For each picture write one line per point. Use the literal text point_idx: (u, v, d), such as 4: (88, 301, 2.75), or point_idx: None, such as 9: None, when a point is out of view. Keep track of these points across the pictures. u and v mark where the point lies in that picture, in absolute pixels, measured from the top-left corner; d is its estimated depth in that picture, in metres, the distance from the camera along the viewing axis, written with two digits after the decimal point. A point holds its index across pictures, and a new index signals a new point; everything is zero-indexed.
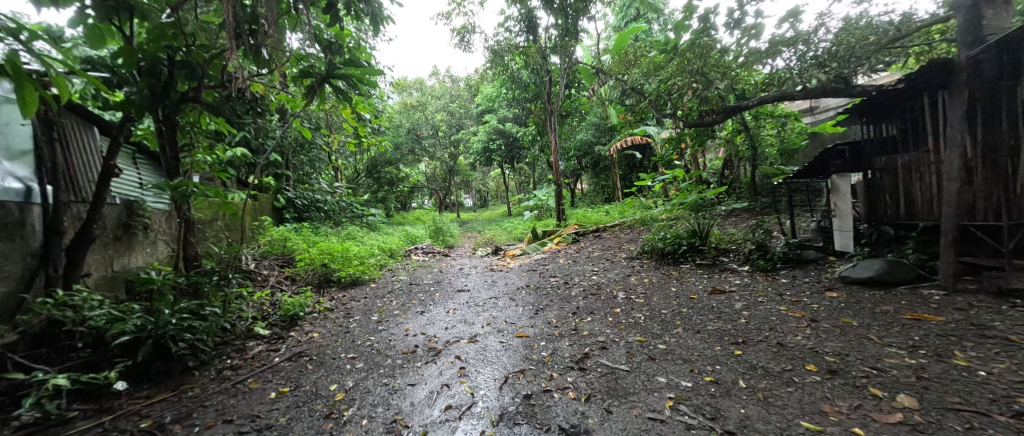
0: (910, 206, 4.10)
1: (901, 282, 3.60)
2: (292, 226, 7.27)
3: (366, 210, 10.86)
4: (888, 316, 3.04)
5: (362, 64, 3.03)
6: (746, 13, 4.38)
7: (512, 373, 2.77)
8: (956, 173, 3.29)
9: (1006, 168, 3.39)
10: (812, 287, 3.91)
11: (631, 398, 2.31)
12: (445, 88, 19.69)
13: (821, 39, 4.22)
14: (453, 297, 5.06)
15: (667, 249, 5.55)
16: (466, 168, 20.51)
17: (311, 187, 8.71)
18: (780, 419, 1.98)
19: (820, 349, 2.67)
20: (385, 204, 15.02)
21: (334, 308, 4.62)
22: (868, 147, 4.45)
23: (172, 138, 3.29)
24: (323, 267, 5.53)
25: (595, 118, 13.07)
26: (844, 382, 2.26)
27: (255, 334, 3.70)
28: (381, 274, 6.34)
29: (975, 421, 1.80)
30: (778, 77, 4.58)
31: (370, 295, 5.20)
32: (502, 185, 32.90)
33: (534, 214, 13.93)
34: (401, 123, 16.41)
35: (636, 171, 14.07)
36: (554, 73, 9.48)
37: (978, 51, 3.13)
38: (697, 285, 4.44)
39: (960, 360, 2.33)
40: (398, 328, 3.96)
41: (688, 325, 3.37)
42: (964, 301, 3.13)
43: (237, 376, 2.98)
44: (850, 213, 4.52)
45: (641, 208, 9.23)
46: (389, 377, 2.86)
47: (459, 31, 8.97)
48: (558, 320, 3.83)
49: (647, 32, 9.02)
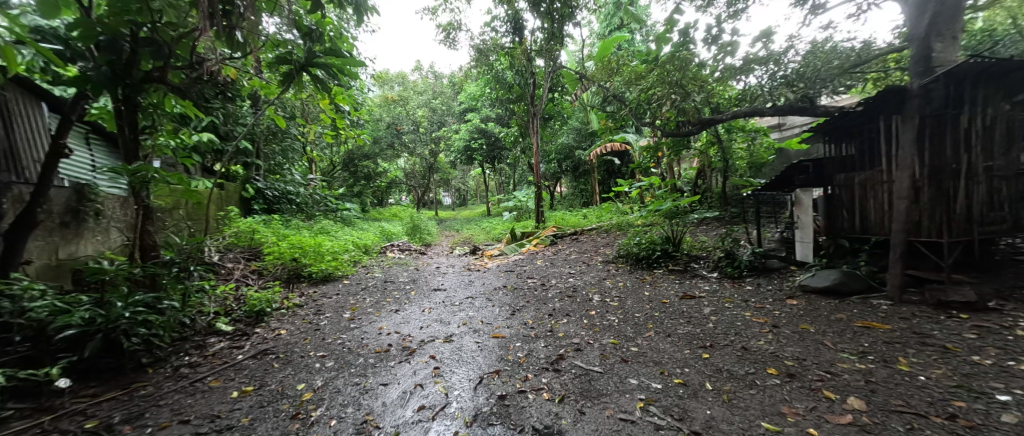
0: (865, 221, 4.38)
1: (854, 292, 3.84)
2: (261, 218, 6.97)
3: (340, 204, 10.56)
4: (841, 323, 3.24)
5: (344, 55, 2.95)
6: (723, 31, 4.57)
7: (487, 373, 2.77)
8: (905, 192, 3.55)
9: (948, 189, 3.68)
10: (774, 294, 4.12)
11: (604, 399, 2.36)
12: (428, 83, 19.50)
13: (790, 60, 4.49)
14: (429, 296, 5.00)
15: (641, 254, 5.71)
16: (446, 166, 20.33)
17: (283, 178, 8.39)
18: (743, 419, 2.08)
19: (780, 353, 2.82)
20: (362, 199, 14.71)
21: (304, 305, 4.46)
22: (830, 164, 4.73)
23: (132, 119, 3.07)
24: (293, 262, 5.33)
25: (576, 123, 13.30)
26: (801, 385, 2.39)
27: (217, 330, 3.53)
28: (355, 270, 6.18)
29: (915, 423, 1.96)
30: (750, 93, 4.79)
31: (342, 292, 5.06)
32: (482, 184, 32.83)
33: (513, 215, 13.97)
34: (381, 117, 16.10)
35: (613, 176, 14.35)
36: (538, 76, 9.51)
37: (929, 81, 3.39)
38: (669, 290, 4.58)
39: (903, 366, 2.51)
40: (371, 327, 3.86)
41: (660, 329, 3.47)
42: (908, 311, 3.37)
43: (196, 374, 2.83)
44: (811, 226, 4.77)
45: (617, 213, 9.46)
46: (360, 377, 2.79)
47: (445, 27, 8.88)
48: (534, 321, 3.86)
49: (629, 42, 9.25)
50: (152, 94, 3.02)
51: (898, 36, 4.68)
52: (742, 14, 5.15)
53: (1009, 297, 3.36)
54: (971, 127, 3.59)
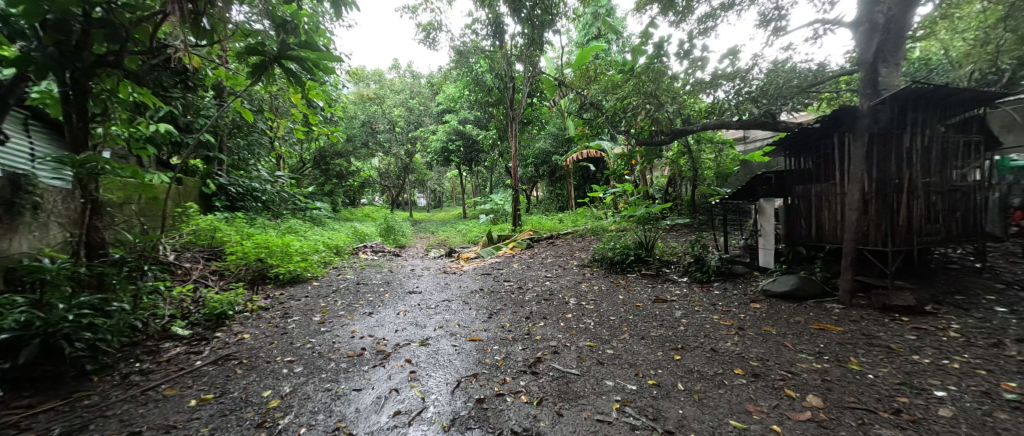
0: (820, 229, 4.67)
1: (810, 296, 4.10)
2: (224, 215, 6.59)
3: (310, 203, 10.18)
4: (800, 325, 3.45)
5: (319, 48, 2.83)
6: (695, 46, 4.79)
7: (465, 377, 2.74)
8: (855, 204, 3.83)
9: (893, 203, 3.99)
10: (739, 298, 4.33)
11: (581, 401, 2.39)
12: (405, 82, 19.18)
13: (754, 78, 4.81)
14: (404, 299, 4.89)
15: (616, 259, 5.86)
16: (422, 167, 20.04)
17: (248, 174, 7.99)
18: (712, 418, 2.17)
19: (745, 354, 2.97)
20: (332, 198, 14.24)
21: (269, 307, 4.25)
22: (790, 177, 5.03)
23: (81, 105, 2.83)
24: (258, 263, 5.07)
25: (554, 129, 13.49)
26: (765, 383, 2.53)
27: (173, 334, 3.32)
28: (325, 271, 5.97)
29: (866, 418, 2.11)
30: (718, 107, 5.05)
31: (311, 294, 4.86)
32: (457, 186, 32.58)
33: (489, 218, 13.94)
34: (356, 115, 15.64)
35: (589, 182, 14.66)
36: (518, 81, 9.53)
37: (877, 102, 3.70)
38: (642, 294, 4.73)
39: (854, 365, 2.71)
40: (343, 330, 3.73)
41: (634, 331, 3.57)
42: (857, 314, 3.63)
43: (148, 382, 2.63)
44: (772, 233, 5.05)
45: (593, 218, 9.67)
46: (332, 383, 2.68)
47: (425, 27, 8.79)
48: (511, 325, 3.86)
49: (606, 52, 9.49)
50: (105, 79, 2.79)
51: (850, 60, 5.12)
52: (712, 32, 5.43)
53: (943, 302, 3.70)
54: (912, 146, 3.93)
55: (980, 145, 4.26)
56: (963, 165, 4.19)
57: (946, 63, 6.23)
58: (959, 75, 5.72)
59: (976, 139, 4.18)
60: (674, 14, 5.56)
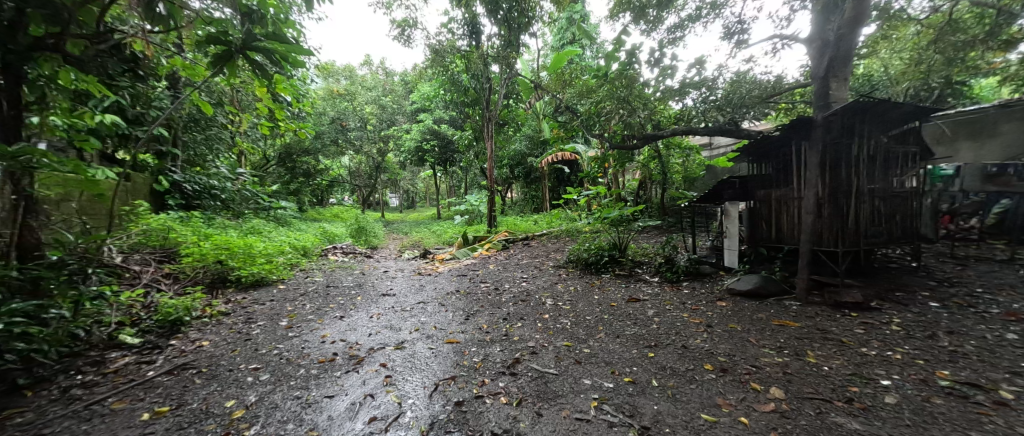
0: (779, 231, 4.95)
1: (770, 294, 4.34)
2: (178, 214, 6.14)
3: (275, 202, 9.71)
4: (762, 322, 3.65)
5: (288, 41, 2.71)
6: (665, 55, 4.99)
7: (442, 380, 2.69)
8: (810, 208, 4.10)
9: (843, 207, 4.30)
10: (707, 297, 4.52)
11: (560, 401, 2.42)
12: (378, 79, 18.72)
13: (719, 87, 5.05)
14: (377, 301, 4.76)
15: (590, 260, 5.98)
16: (395, 166, 19.62)
17: (206, 171, 7.51)
18: (685, 412, 2.26)
19: (714, 350, 3.10)
20: (299, 197, 13.67)
21: (231, 313, 4.01)
22: (752, 181, 5.30)
23: (16, 91, 2.54)
24: (218, 265, 4.77)
25: (529, 131, 13.61)
26: (732, 378, 2.65)
27: (121, 343, 3.06)
28: (292, 274, 5.71)
29: (823, 407, 2.26)
30: (686, 114, 5.27)
31: (277, 298, 4.63)
32: (430, 186, 32.13)
33: (464, 219, 13.81)
34: (325, 111, 15.11)
35: (563, 184, 14.84)
36: (494, 82, 9.50)
37: (829, 114, 3.98)
38: (616, 293, 4.84)
39: (811, 358, 2.90)
40: (313, 335, 3.58)
41: (609, 330, 3.65)
42: (813, 310, 3.88)
43: (93, 396, 2.41)
44: (736, 235, 5.29)
45: (567, 219, 9.83)
46: (301, 390, 2.56)
47: (400, 24, 8.62)
48: (489, 326, 3.84)
49: (581, 57, 9.71)
50: (43, 65, 2.53)
51: (804, 74, 5.49)
52: (680, 42, 5.66)
53: (885, 298, 4.03)
54: (858, 155, 4.26)
55: (915, 155, 4.68)
56: (902, 174, 4.59)
57: (885, 80, 6.82)
58: (897, 91, 6.27)
59: (912, 151, 4.59)
60: (645, 23, 5.74)
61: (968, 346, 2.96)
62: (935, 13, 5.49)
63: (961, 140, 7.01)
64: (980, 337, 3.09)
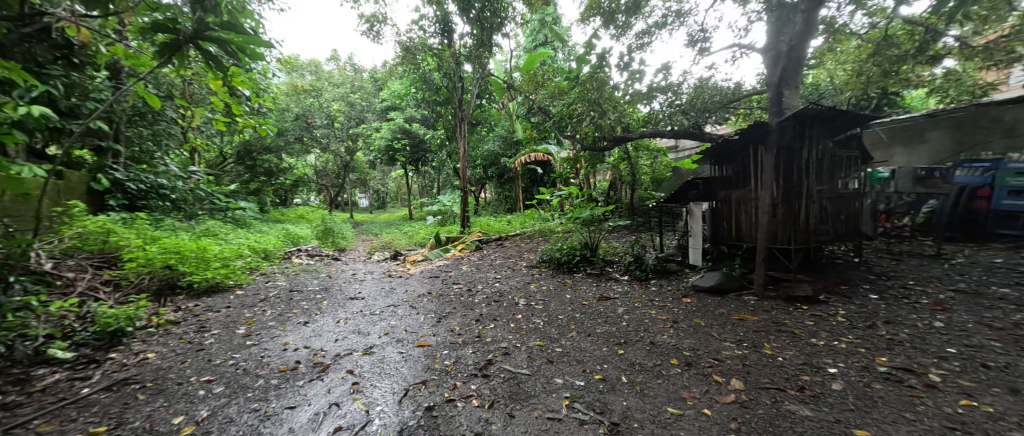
0: (738, 230, 5.20)
1: (731, 290, 4.55)
2: (120, 216, 5.66)
3: (232, 203, 9.16)
4: (723, 317, 3.82)
5: (246, 31, 2.55)
6: (633, 60, 5.12)
7: (412, 385, 2.62)
8: (766, 207, 4.33)
9: (795, 207, 4.58)
10: (673, 294, 4.68)
11: (533, 401, 2.41)
12: (346, 76, 18.13)
13: (684, 92, 5.26)
14: (345, 305, 4.59)
15: (563, 259, 6.06)
16: (364, 166, 19.04)
17: (153, 170, 6.96)
18: (653, 407, 2.32)
19: (680, 345, 3.21)
20: (260, 197, 13.00)
21: (181, 321, 3.73)
22: (714, 183, 5.53)
23: None
24: (167, 270, 4.43)
25: (502, 131, 13.63)
26: (697, 371, 2.75)
27: (50, 359, 2.76)
28: (251, 279, 5.40)
29: (778, 396, 2.39)
30: (654, 117, 5.44)
31: (233, 305, 4.35)
32: (402, 186, 31.46)
33: (437, 220, 13.58)
34: (288, 107, 14.43)
35: (536, 184, 14.93)
36: (466, 81, 9.39)
37: (783, 119, 4.22)
38: (587, 292, 4.92)
39: (767, 349, 3.06)
40: (273, 343, 3.39)
41: (581, 329, 3.70)
42: (769, 304, 4.10)
43: (14, 418, 2.16)
44: (700, 233, 5.50)
45: (540, 220, 9.90)
46: (260, 402, 2.42)
47: (368, 19, 8.38)
48: (461, 328, 3.79)
49: (553, 58, 9.82)
50: None
51: (761, 82, 5.81)
52: (648, 47, 5.84)
53: (832, 292, 4.33)
54: (808, 159, 4.54)
55: (857, 159, 5.07)
56: (845, 176, 4.95)
57: (831, 89, 7.36)
58: (841, 100, 6.77)
59: (854, 155, 4.96)
60: (614, 28, 5.88)
61: (902, 334, 3.23)
62: (873, 29, 5.98)
63: (895, 146, 7.62)
64: (913, 325, 3.38)
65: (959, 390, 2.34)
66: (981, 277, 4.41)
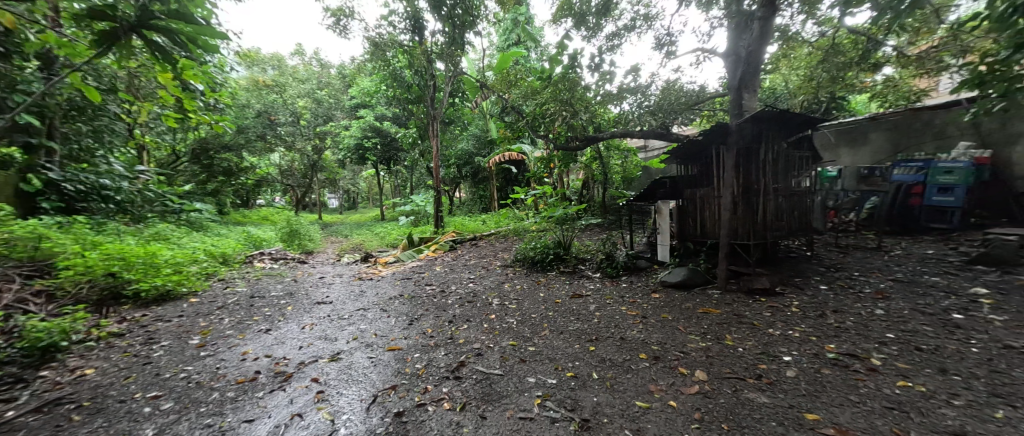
0: (703, 227, 5.40)
1: (695, 285, 4.73)
2: (55, 220, 5.18)
3: (187, 204, 8.59)
4: (689, 311, 3.97)
5: (198, 22, 2.40)
6: (604, 61, 5.21)
7: (381, 391, 2.55)
8: (728, 205, 4.53)
9: (754, 204, 4.81)
10: (642, 290, 4.81)
11: (505, 401, 2.41)
12: (312, 71, 17.45)
13: (652, 93, 5.41)
14: (311, 310, 4.40)
15: (537, 258, 6.09)
16: (333, 165, 18.41)
17: (94, 169, 6.42)
18: (621, 401, 2.37)
19: (648, 340, 3.30)
20: (218, 198, 12.29)
21: (126, 334, 3.46)
22: (679, 181, 5.72)
23: None
24: (110, 278, 4.10)
25: (476, 130, 13.58)
26: (664, 365, 2.83)
27: None
28: (207, 285, 5.09)
29: (738, 385, 2.50)
30: (624, 117, 5.57)
31: (187, 314, 4.08)
32: (374, 186, 30.69)
33: (410, 220, 13.33)
34: (249, 103, 13.72)
35: (511, 184, 14.94)
36: (439, 79, 9.26)
37: (742, 121, 4.43)
38: (561, 290, 4.97)
39: (729, 341, 3.20)
40: (232, 352, 3.21)
41: (553, 327, 3.73)
42: (730, 298, 4.29)
43: None
44: (668, 231, 5.67)
45: (515, 219, 9.92)
46: (215, 417, 2.28)
47: (335, 12, 8.09)
48: (434, 330, 3.73)
49: (526, 58, 9.87)
50: None
51: (723, 85, 6.07)
52: (618, 49, 5.97)
53: (788, 284, 4.59)
54: (765, 158, 4.79)
55: (808, 159, 5.40)
56: (799, 175, 5.26)
57: (786, 93, 7.79)
58: (795, 103, 7.18)
59: (805, 155, 5.28)
60: (585, 30, 5.96)
61: (848, 322, 3.46)
62: (822, 37, 6.38)
63: (842, 147, 8.21)
64: (858, 313, 3.63)
65: (897, 372, 2.54)
66: (916, 268, 4.81)
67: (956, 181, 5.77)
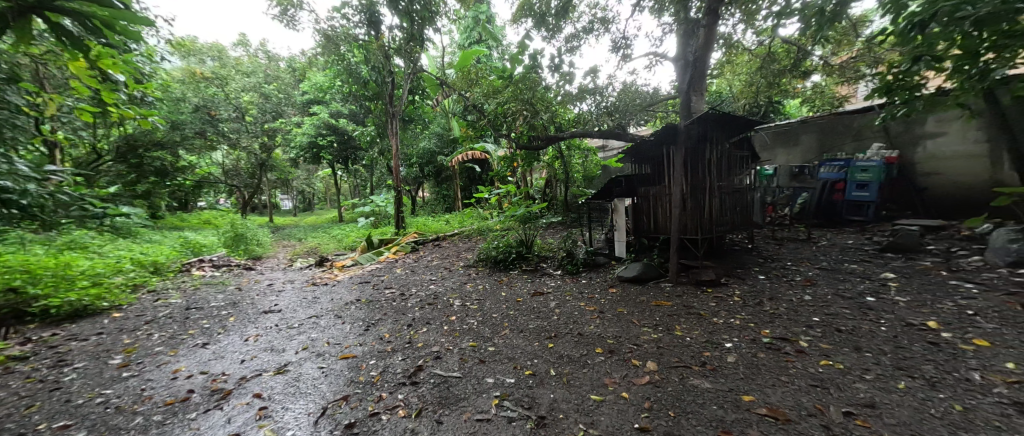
0: (656, 223, 5.64)
1: (649, 279, 4.95)
2: None
3: (112, 208, 7.73)
4: (643, 304, 4.13)
5: (115, 5, 2.12)
6: (563, 62, 5.30)
7: (331, 403, 2.43)
8: (678, 202, 4.75)
9: (701, 201, 5.09)
10: (600, 285, 4.96)
11: (462, 404, 2.38)
12: (258, 64, 16.33)
13: (609, 95, 5.59)
14: (256, 321, 4.12)
15: (499, 257, 6.10)
16: (284, 164, 17.37)
17: None
18: (576, 396, 2.43)
19: (605, 334, 3.40)
20: (151, 201, 11.20)
21: (32, 357, 3.06)
22: (634, 180, 5.93)
23: None
24: (11, 295, 3.63)
25: (438, 128, 13.37)
26: (618, 358, 2.93)
27: None
28: (134, 298, 4.61)
29: (684, 373, 2.64)
30: (583, 117, 5.70)
31: (108, 331, 3.68)
32: (331, 186, 29.33)
33: (369, 221, 12.88)
34: (185, 96, 12.58)
35: (475, 183, 14.84)
36: (398, 76, 8.99)
37: (690, 122, 4.67)
38: (522, 289, 5.01)
39: (678, 331, 3.37)
40: (161, 371, 2.93)
41: (514, 326, 3.74)
42: (680, 290, 4.53)
43: None
44: (623, 227, 5.86)
45: (479, 218, 9.87)
46: None
47: (281, 2, 7.60)
48: (391, 335, 3.61)
49: (488, 57, 9.83)
50: None
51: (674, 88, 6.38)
52: (577, 50, 6.09)
53: (731, 275, 4.91)
54: (710, 158, 5.08)
55: (747, 158, 5.81)
56: (740, 173, 5.64)
57: (730, 96, 8.33)
58: (738, 106, 7.69)
59: (745, 154, 5.68)
60: (545, 30, 6.02)
61: (782, 308, 3.76)
62: (760, 46, 6.89)
63: (776, 147, 8.93)
64: (790, 300, 3.96)
65: (820, 353, 2.79)
66: (838, 256, 5.32)
67: (870, 178, 6.45)
